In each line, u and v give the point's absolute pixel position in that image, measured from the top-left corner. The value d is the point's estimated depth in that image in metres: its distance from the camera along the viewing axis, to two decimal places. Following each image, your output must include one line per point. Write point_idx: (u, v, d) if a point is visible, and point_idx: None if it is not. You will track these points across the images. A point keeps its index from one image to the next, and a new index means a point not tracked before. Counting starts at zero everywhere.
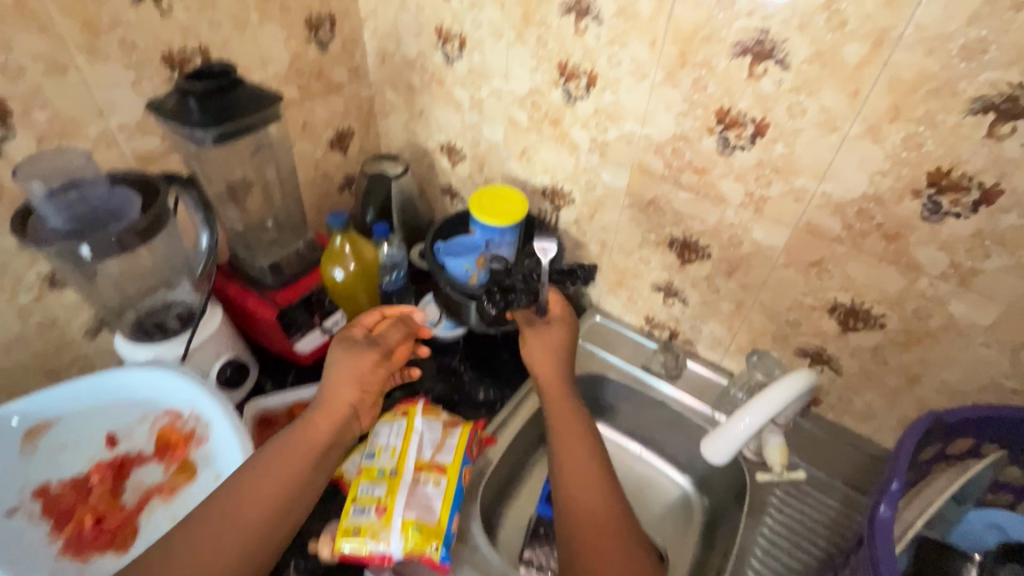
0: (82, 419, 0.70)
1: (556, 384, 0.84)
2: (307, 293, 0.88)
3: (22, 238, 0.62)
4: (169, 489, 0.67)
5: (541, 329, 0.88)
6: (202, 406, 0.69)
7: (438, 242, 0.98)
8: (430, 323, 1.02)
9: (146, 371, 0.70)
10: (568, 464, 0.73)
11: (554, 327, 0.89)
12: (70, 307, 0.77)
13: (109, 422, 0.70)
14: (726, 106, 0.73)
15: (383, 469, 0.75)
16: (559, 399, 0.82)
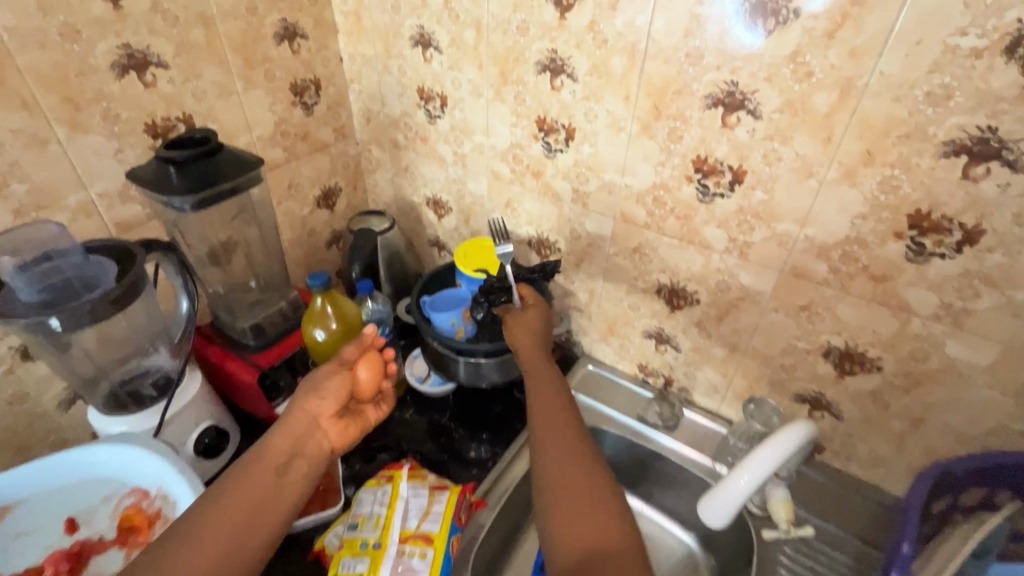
0: (43, 503, 0.65)
1: (545, 379, 0.73)
2: (290, 354, 0.86)
3: None
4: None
5: (519, 315, 0.83)
6: (168, 482, 0.64)
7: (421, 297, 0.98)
8: (418, 380, 1.00)
9: (112, 446, 0.67)
10: (554, 474, 0.60)
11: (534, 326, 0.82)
12: (43, 379, 0.75)
13: (71, 505, 0.66)
14: (703, 155, 0.74)
15: (366, 540, 0.70)
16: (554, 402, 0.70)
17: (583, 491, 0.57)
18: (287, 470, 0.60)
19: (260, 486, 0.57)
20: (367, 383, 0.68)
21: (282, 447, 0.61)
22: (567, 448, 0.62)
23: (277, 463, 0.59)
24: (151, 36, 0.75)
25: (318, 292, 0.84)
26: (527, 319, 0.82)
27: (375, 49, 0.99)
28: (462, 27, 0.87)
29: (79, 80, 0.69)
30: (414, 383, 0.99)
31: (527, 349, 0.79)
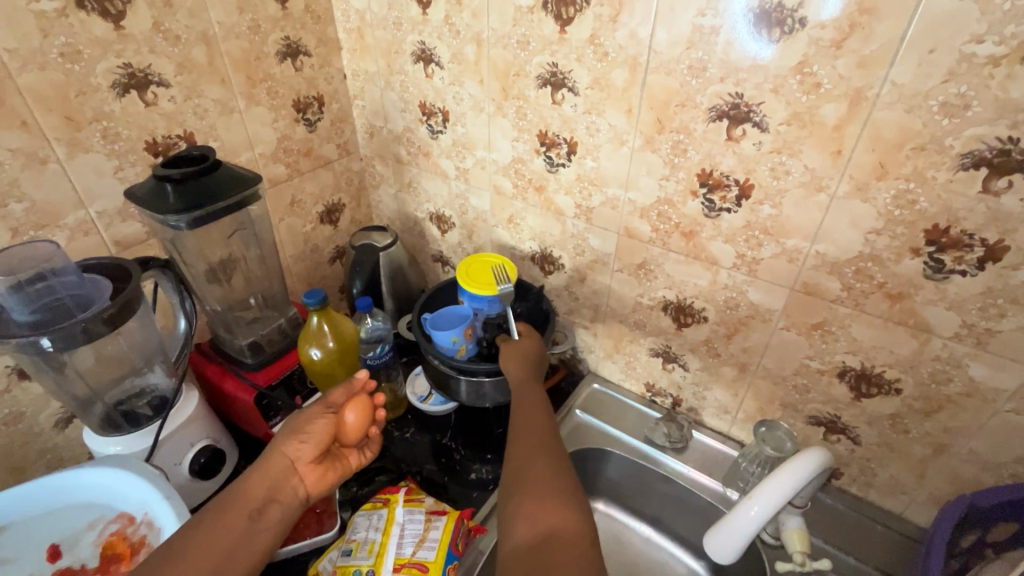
0: (28, 529, 0.64)
1: (528, 396, 0.74)
2: (288, 372, 0.86)
3: None
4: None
5: (515, 343, 0.83)
6: (152, 510, 0.63)
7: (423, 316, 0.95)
8: (419, 399, 0.97)
9: (99, 471, 0.65)
10: (519, 468, 0.61)
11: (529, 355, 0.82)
12: (39, 398, 0.75)
13: (55, 531, 0.65)
14: (708, 169, 0.72)
15: (359, 569, 0.68)
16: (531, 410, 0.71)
17: (545, 482, 0.58)
18: (263, 513, 0.60)
19: (233, 528, 0.58)
20: (354, 427, 0.66)
21: (260, 489, 0.61)
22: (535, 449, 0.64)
23: (253, 506, 0.60)
24: (152, 55, 0.75)
25: (314, 311, 0.81)
26: (520, 350, 0.82)
27: (378, 65, 0.99)
28: (463, 42, 0.86)
29: (79, 100, 0.69)
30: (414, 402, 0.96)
31: (515, 369, 0.79)
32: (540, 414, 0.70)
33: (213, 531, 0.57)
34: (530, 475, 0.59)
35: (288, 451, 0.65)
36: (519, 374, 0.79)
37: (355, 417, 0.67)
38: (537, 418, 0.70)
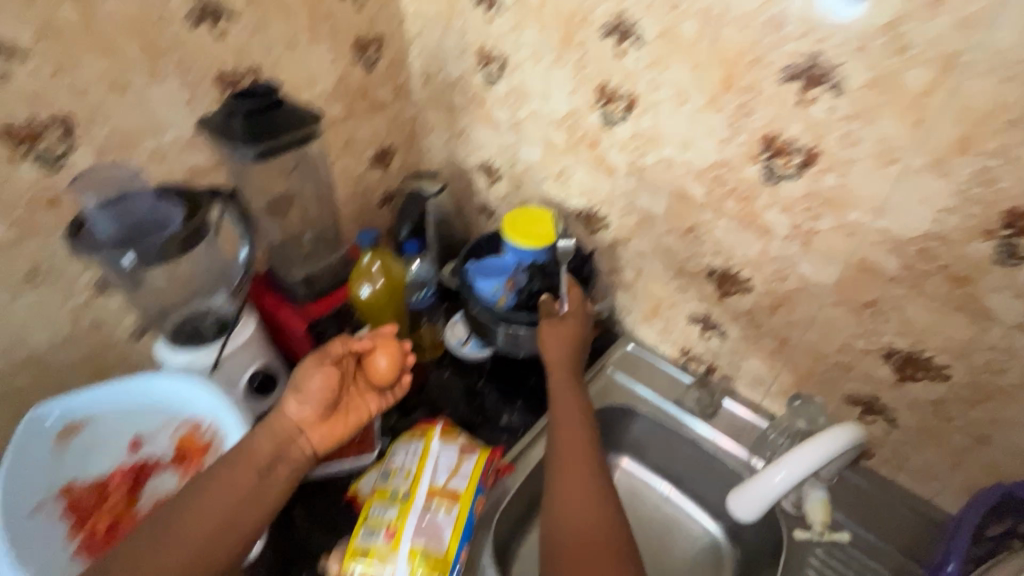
0: (112, 422, 0.72)
1: (563, 391, 0.80)
2: (339, 307, 0.90)
3: (75, 244, 0.65)
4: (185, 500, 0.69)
5: (553, 323, 0.85)
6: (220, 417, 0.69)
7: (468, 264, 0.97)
8: (457, 343, 1.00)
9: (172, 379, 0.72)
10: (562, 474, 0.69)
11: (566, 327, 0.85)
12: (118, 310, 0.81)
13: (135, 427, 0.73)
14: (773, 133, 0.69)
15: (396, 490, 0.73)
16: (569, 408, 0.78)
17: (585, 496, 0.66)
18: (270, 470, 0.64)
19: (240, 484, 0.62)
20: (380, 377, 0.70)
21: (268, 449, 0.64)
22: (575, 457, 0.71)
23: (262, 463, 0.63)
24: None
25: (367, 250, 0.91)
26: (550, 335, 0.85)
27: (438, 7, 0.97)
28: None
29: (157, 28, 0.72)
30: (453, 346, 0.99)
31: (555, 351, 0.84)
32: (578, 414, 0.77)
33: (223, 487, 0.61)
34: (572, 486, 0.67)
35: (297, 412, 0.67)
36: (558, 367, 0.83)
37: (385, 361, 0.71)
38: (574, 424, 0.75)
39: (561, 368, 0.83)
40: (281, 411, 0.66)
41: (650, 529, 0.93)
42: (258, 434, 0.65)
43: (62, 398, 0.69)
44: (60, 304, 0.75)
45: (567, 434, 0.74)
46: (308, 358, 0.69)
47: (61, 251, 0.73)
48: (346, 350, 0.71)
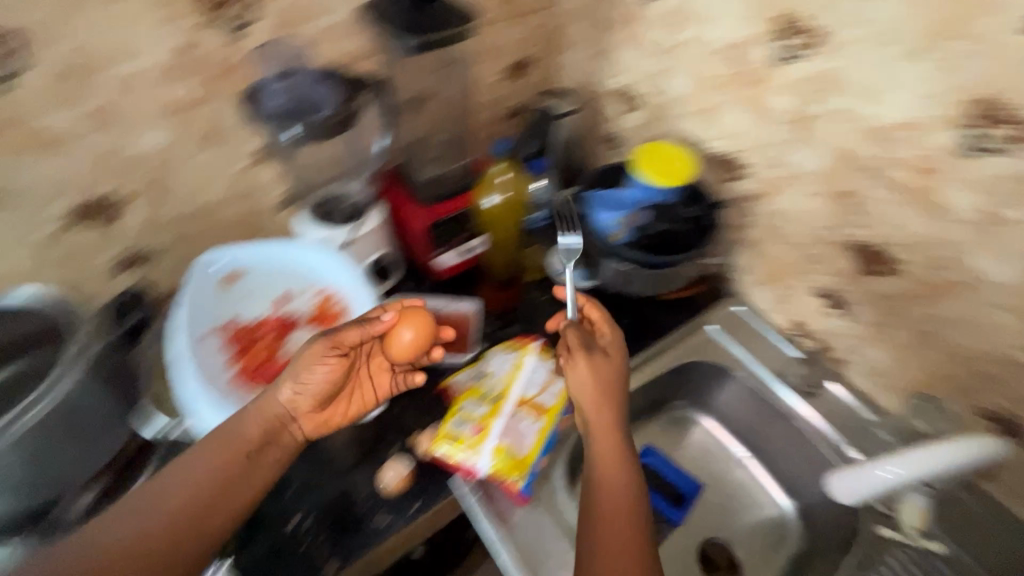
0: (265, 275, 0.81)
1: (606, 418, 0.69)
2: (460, 213, 0.90)
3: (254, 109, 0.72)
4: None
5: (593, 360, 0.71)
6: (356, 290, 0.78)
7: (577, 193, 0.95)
8: (559, 271, 0.97)
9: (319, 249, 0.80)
10: (597, 485, 0.64)
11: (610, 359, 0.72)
12: (269, 182, 0.86)
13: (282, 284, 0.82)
14: (990, 95, 0.59)
15: (488, 392, 0.78)
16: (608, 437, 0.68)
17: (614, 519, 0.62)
18: (258, 453, 0.64)
19: (226, 463, 0.62)
20: (400, 353, 0.69)
21: (261, 433, 0.65)
22: (611, 472, 0.65)
23: (250, 447, 0.64)
24: None
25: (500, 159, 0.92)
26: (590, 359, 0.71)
27: None
28: None
29: None
30: (555, 273, 0.96)
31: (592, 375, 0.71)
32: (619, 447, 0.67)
33: (207, 464, 0.62)
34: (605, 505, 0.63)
35: (292, 401, 0.66)
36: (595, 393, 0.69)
37: (411, 334, 0.69)
38: (611, 440, 0.67)
39: (596, 400, 0.69)
40: (275, 390, 0.66)
41: (717, 487, 0.94)
42: (253, 410, 0.65)
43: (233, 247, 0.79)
44: (224, 168, 0.80)
45: (604, 452, 0.67)
46: (314, 341, 0.66)
47: (232, 118, 0.77)
48: (355, 336, 0.68)
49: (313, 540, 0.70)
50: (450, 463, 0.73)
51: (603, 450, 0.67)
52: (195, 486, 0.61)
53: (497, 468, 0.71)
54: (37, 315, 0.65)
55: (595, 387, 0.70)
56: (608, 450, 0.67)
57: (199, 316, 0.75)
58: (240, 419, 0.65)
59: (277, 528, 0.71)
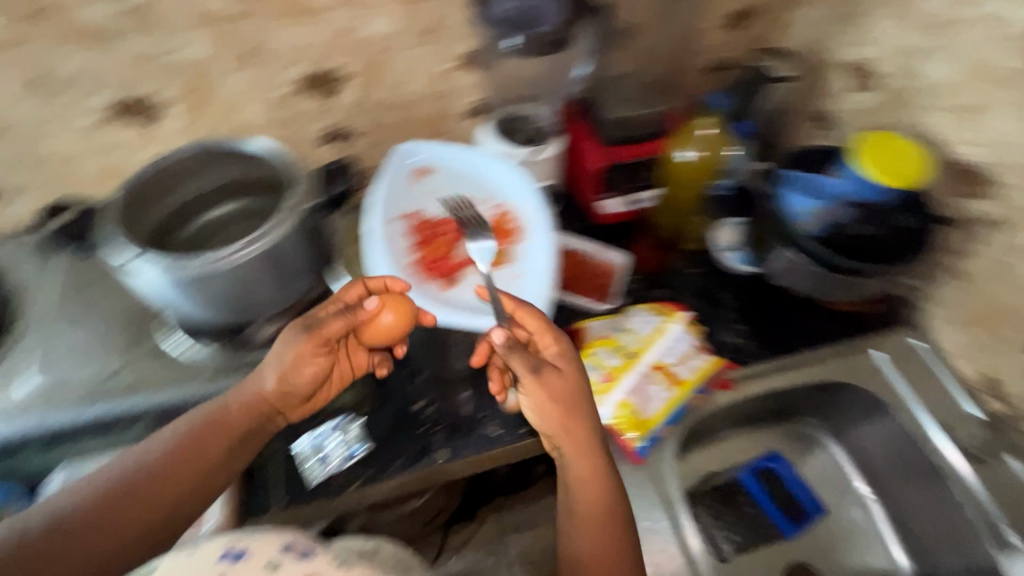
0: (450, 180, 0.81)
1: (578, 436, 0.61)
2: (641, 160, 0.84)
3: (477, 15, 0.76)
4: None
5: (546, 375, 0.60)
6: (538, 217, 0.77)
7: (772, 167, 0.85)
8: (719, 246, 0.91)
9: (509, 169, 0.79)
10: (580, 514, 0.61)
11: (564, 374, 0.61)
12: (465, 87, 0.87)
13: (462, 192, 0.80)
14: None
15: (624, 346, 0.77)
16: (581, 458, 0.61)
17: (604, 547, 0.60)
18: (242, 442, 0.61)
19: (185, 444, 0.58)
20: (388, 331, 0.64)
21: (241, 423, 0.61)
22: (598, 504, 0.61)
23: (228, 435, 0.60)
24: None
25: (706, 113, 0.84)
26: (545, 372, 0.60)
27: None
28: None
29: None
30: (716, 245, 0.91)
31: (552, 402, 0.60)
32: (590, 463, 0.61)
33: (166, 444, 0.58)
34: (591, 531, 0.60)
35: (270, 395, 0.63)
36: (560, 421, 0.60)
37: (392, 318, 0.64)
38: (590, 468, 0.61)
39: (562, 422, 0.60)
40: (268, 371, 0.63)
41: (827, 519, 0.86)
42: (235, 404, 0.62)
43: (427, 146, 0.81)
44: (432, 65, 0.83)
45: (586, 486, 0.61)
46: (298, 341, 0.62)
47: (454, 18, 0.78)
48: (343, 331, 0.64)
49: (433, 425, 0.77)
50: None
51: (582, 484, 0.61)
52: (134, 471, 0.56)
53: (616, 422, 0.71)
54: (269, 165, 0.71)
55: (557, 408, 0.60)
56: (589, 483, 0.61)
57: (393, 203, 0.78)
58: (209, 414, 0.61)
59: (405, 404, 0.78)
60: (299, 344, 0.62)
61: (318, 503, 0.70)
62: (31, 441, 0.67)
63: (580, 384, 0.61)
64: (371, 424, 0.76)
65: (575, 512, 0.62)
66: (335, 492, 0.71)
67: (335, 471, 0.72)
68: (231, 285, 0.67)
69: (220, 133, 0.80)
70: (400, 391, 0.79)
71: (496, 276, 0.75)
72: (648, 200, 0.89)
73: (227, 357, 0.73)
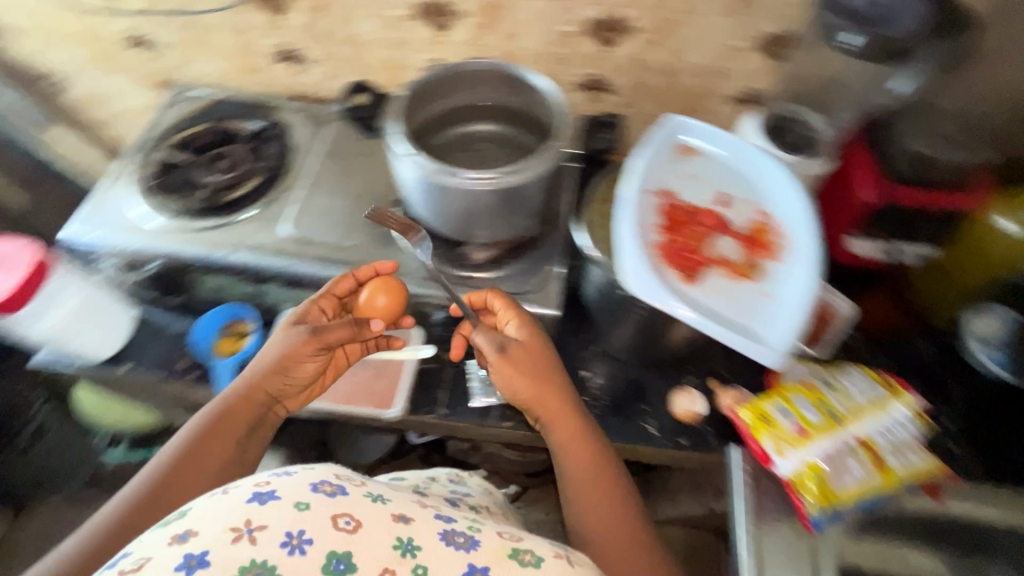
0: (716, 166, 0.66)
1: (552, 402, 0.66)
2: (930, 210, 0.70)
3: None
4: (738, 279, 0.58)
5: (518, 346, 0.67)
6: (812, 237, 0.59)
7: None
8: (974, 336, 0.73)
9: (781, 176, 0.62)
10: (583, 493, 0.64)
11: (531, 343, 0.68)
12: (747, 71, 0.80)
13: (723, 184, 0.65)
14: None
15: (831, 405, 0.67)
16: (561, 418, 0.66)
17: (613, 514, 0.63)
18: (247, 434, 0.66)
19: (195, 435, 0.63)
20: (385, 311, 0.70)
21: (244, 412, 0.65)
22: (594, 475, 0.65)
23: (235, 425, 0.64)
24: None
25: None
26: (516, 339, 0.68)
27: None
28: None
29: None
30: (972, 339, 0.73)
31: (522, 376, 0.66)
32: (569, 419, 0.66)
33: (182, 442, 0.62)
34: (598, 507, 0.63)
35: (269, 387, 0.67)
36: (538, 395, 0.66)
37: (385, 300, 0.70)
38: (576, 436, 0.66)
39: (535, 393, 0.66)
40: (263, 365, 0.67)
41: None
42: (236, 389, 0.66)
43: (700, 123, 0.68)
44: (724, 39, 0.76)
45: (575, 462, 0.65)
46: (298, 341, 0.67)
47: None
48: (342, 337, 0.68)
49: (595, 398, 0.77)
50: (749, 437, 0.68)
51: (573, 460, 0.65)
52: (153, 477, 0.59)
53: (797, 482, 0.63)
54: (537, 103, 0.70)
55: (527, 377, 0.66)
56: (580, 454, 0.65)
57: (652, 172, 0.64)
58: (215, 408, 0.65)
59: (575, 367, 0.79)
60: (300, 343, 0.66)
61: (473, 422, 0.74)
62: (272, 278, 0.76)
63: (540, 349, 0.68)
64: None
65: (578, 499, 0.64)
66: (489, 420, 0.74)
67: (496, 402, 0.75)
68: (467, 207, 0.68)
69: (494, 54, 0.82)
70: (575, 354, 0.79)
71: (732, 286, 0.57)
72: (912, 256, 0.75)
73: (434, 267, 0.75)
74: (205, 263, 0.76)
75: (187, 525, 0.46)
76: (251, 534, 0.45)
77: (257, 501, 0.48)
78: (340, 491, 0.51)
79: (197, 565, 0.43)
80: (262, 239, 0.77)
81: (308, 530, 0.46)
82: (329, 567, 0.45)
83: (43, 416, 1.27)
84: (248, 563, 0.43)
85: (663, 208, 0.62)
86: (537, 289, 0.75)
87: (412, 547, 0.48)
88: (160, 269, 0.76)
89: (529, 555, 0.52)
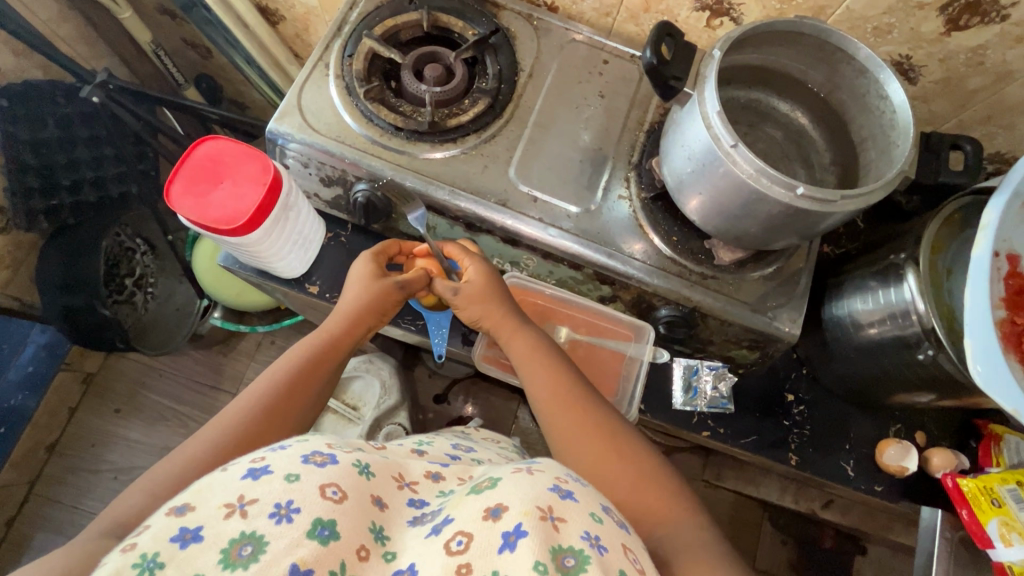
0: None
1: (518, 345, 0.64)
2: None
3: None
4: None
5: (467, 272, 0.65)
6: None
7: None
8: None
9: None
10: (556, 413, 0.58)
11: (478, 275, 0.64)
12: None
13: None
14: None
15: None
16: (524, 359, 0.63)
17: (574, 419, 0.57)
18: (338, 362, 0.62)
19: (295, 366, 0.58)
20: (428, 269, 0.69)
21: (340, 342, 0.62)
22: (564, 401, 0.58)
23: (330, 356, 0.61)
24: None
25: None
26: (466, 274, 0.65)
27: None
28: None
29: None
30: None
31: (471, 312, 0.65)
32: (535, 354, 0.63)
33: (285, 370, 0.58)
34: (567, 422, 0.57)
35: (362, 319, 0.64)
36: (486, 303, 0.64)
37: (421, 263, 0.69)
38: (542, 363, 0.62)
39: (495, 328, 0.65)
40: (353, 302, 0.64)
41: None
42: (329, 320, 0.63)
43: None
44: None
45: (538, 386, 0.60)
46: (382, 288, 0.64)
47: None
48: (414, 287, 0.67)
49: (797, 425, 0.74)
50: (966, 510, 0.66)
51: (533, 379, 0.61)
52: (254, 397, 0.55)
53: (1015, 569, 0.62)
54: (897, 104, 0.57)
55: (472, 297, 0.64)
56: (541, 383, 0.60)
57: (1004, 223, 0.52)
58: (304, 348, 0.60)
59: (782, 387, 0.75)
60: (389, 293, 0.64)
61: (671, 423, 0.73)
62: (489, 231, 0.67)
63: (500, 287, 0.65)
64: (741, 386, 0.74)
65: (550, 424, 0.58)
66: (689, 424, 0.73)
67: (694, 408, 0.73)
68: (756, 220, 0.57)
69: (798, 9, 0.67)
70: (784, 373, 0.75)
71: None
72: None
73: (658, 260, 0.66)
74: (419, 197, 0.66)
75: (186, 497, 0.39)
76: (243, 508, 0.37)
77: (249, 475, 0.40)
78: (332, 460, 0.43)
79: (190, 540, 0.36)
80: (487, 182, 0.67)
81: (296, 498, 0.38)
82: (312, 533, 0.37)
83: (142, 268, 1.23)
84: (237, 536, 0.36)
85: (1007, 280, 0.51)
86: (788, 306, 0.65)
87: (383, 534, 0.41)
88: (369, 195, 0.67)
89: (489, 481, 0.43)
